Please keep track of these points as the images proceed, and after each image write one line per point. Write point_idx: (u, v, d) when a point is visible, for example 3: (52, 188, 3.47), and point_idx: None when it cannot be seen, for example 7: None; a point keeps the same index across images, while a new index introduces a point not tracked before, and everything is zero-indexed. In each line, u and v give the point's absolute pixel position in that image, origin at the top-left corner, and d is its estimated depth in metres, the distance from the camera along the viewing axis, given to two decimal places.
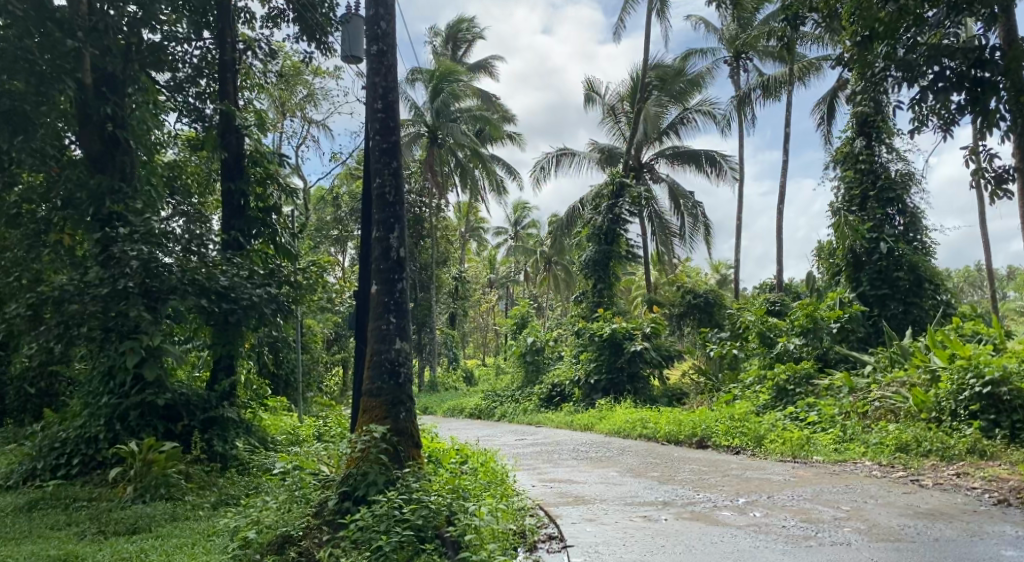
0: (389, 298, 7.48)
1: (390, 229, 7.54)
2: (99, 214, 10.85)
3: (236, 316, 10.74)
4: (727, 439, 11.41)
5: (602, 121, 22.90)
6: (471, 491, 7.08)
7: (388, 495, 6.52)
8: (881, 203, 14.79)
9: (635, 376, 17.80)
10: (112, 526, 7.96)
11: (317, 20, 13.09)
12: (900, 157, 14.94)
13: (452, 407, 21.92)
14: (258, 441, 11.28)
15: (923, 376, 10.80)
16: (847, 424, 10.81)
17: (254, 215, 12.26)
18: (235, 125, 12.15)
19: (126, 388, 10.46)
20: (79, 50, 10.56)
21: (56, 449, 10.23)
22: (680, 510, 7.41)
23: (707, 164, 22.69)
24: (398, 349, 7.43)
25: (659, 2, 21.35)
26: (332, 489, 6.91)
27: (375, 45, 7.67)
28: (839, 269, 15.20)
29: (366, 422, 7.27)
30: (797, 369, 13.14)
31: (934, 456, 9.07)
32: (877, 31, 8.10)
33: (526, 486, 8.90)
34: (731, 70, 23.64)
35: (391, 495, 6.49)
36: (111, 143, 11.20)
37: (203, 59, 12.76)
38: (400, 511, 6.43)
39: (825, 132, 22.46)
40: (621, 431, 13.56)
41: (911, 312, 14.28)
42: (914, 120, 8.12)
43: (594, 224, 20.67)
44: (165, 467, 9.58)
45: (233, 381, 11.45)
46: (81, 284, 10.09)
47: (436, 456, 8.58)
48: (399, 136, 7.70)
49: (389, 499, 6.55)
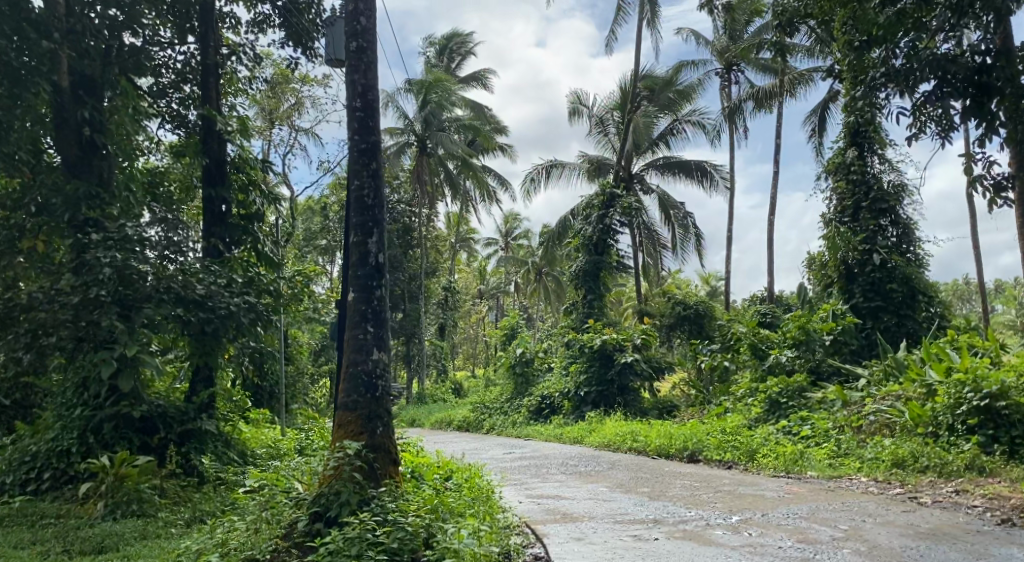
0: (367, 306, 7.19)
1: (369, 234, 7.26)
2: (75, 219, 10.44)
3: (213, 326, 10.43)
4: (719, 453, 11.17)
5: (591, 132, 22.62)
6: (452, 510, 6.78)
7: (361, 517, 6.23)
8: (873, 213, 14.54)
9: (625, 389, 17.54)
10: (78, 546, 7.63)
11: (303, 26, 12.83)
12: (893, 168, 14.75)
13: (441, 419, 21.61)
14: (237, 455, 10.95)
15: (919, 390, 10.55)
16: (841, 438, 10.59)
17: (236, 222, 11.95)
18: (216, 130, 11.84)
19: (100, 399, 10.13)
20: (55, 51, 10.24)
21: (26, 462, 9.87)
22: (671, 528, 7.13)
23: (698, 174, 22.50)
24: (376, 359, 7.15)
25: (649, 13, 21.21)
26: (303, 509, 6.60)
27: (354, 41, 7.41)
28: (831, 281, 14.99)
29: (341, 437, 6.98)
30: (790, 382, 12.91)
31: (932, 473, 8.81)
32: (875, 36, 7.88)
33: (512, 502, 8.61)
34: (723, 82, 23.42)
35: (364, 517, 6.20)
36: (88, 148, 10.90)
37: (187, 64, 12.46)
38: (373, 533, 6.13)
39: (816, 144, 22.30)
40: (611, 445, 13.28)
41: (905, 325, 14.09)
42: (913, 127, 7.77)
43: (583, 234, 20.45)
44: (138, 481, 9.28)
45: (213, 393, 11.14)
46: (51, 291, 9.82)
47: (419, 472, 8.28)
48: (379, 137, 7.43)
49: (362, 521, 6.24)
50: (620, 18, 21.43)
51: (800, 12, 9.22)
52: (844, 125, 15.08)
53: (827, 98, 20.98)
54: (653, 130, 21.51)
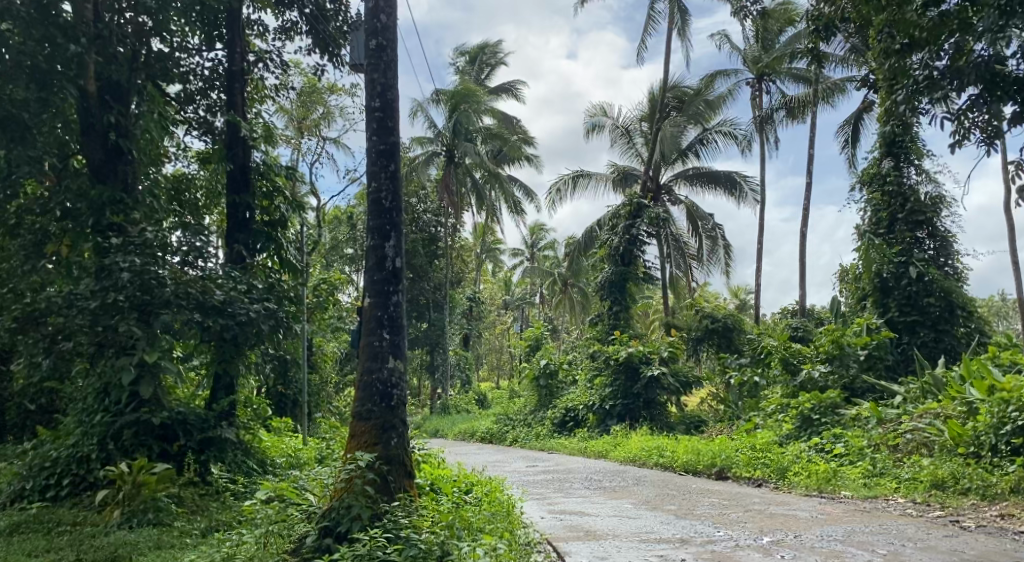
0: (383, 312, 7.00)
1: (386, 237, 7.07)
2: (98, 224, 10.38)
3: (232, 333, 10.28)
4: (748, 470, 10.86)
5: (620, 142, 22.32)
6: (467, 526, 6.56)
7: (372, 533, 6.04)
8: (909, 226, 14.19)
9: (651, 403, 17.22)
10: (91, 554, 7.50)
11: (330, 33, 12.72)
12: (930, 179, 14.33)
13: (465, 430, 21.42)
14: (258, 464, 10.78)
15: (959, 408, 10.15)
16: (877, 457, 10.21)
17: (259, 228, 11.81)
18: (241, 137, 11.72)
19: (120, 405, 10.04)
20: (82, 56, 10.17)
21: (46, 468, 9.78)
22: (699, 549, 6.83)
23: (728, 185, 22.13)
24: (391, 368, 6.95)
25: (680, 23, 20.95)
26: (314, 523, 6.42)
27: (373, 39, 7.25)
28: (865, 294, 14.56)
29: (354, 448, 6.79)
30: (822, 398, 12.51)
31: (974, 495, 8.41)
32: (916, 38, 7.60)
33: (533, 517, 8.38)
34: (754, 92, 23.09)
35: (375, 534, 6.00)
36: (113, 153, 10.79)
37: (214, 71, 12.32)
38: (385, 551, 5.93)
39: (849, 155, 21.88)
40: (637, 460, 12.99)
41: (942, 341, 13.67)
42: (957, 133, 7.26)
43: (610, 245, 20.23)
44: (156, 489, 9.11)
45: (233, 400, 11.01)
46: (70, 295, 9.75)
47: (438, 485, 8.09)
48: (398, 137, 7.28)
49: (372, 538, 6.05)
50: (649, 28, 21.22)
51: (838, 15, 8.87)
52: (880, 135, 14.67)
53: (861, 109, 20.59)
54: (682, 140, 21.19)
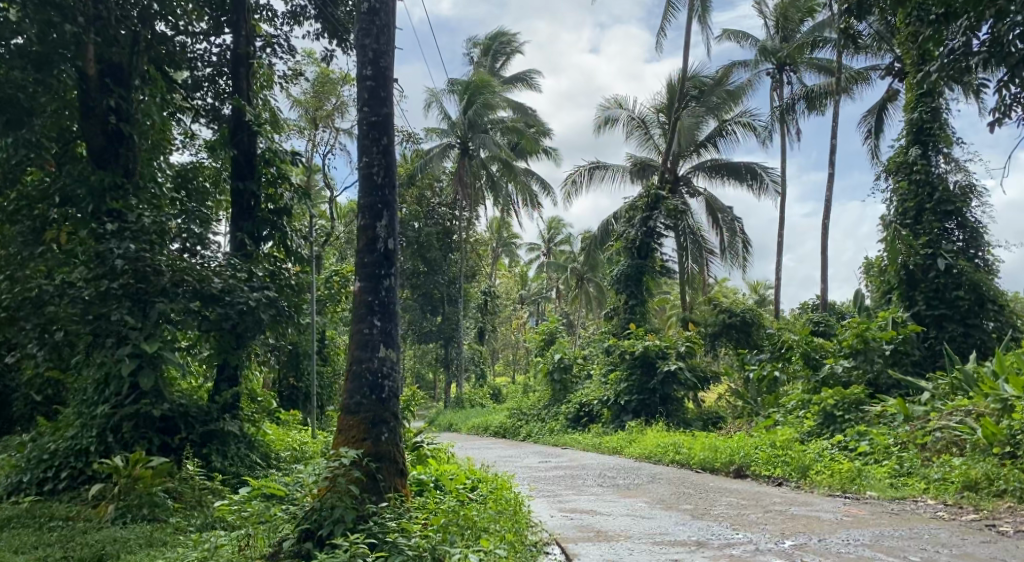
0: (374, 298, 6.64)
1: (377, 216, 6.72)
2: (99, 211, 9.97)
3: (232, 323, 9.93)
4: (768, 468, 10.42)
5: (635, 134, 21.83)
6: (461, 528, 6.20)
7: (352, 540, 5.68)
8: (938, 216, 13.59)
9: (668, 398, 16.78)
10: (77, 552, 7.18)
11: (338, 17, 12.33)
12: (959, 167, 13.78)
13: (478, 426, 21.03)
14: (261, 457, 10.47)
15: (992, 405, 9.62)
16: (904, 456, 9.76)
17: (264, 216, 11.41)
18: (246, 122, 11.32)
19: (121, 397, 9.69)
20: (79, 36, 9.71)
21: (44, 460, 9.42)
22: (716, 553, 6.40)
23: (748, 177, 21.61)
24: (382, 358, 6.59)
25: (699, 10, 20.40)
26: (294, 526, 6.07)
27: (366, 2, 6.89)
28: (890, 288, 14.07)
29: (341, 443, 6.44)
30: (845, 394, 11.98)
31: (1010, 497, 7.95)
32: (955, 7, 7.01)
33: (543, 516, 7.98)
34: (774, 82, 22.48)
35: (356, 540, 5.64)
36: (114, 138, 10.37)
37: (222, 56, 11.97)
38: (367, 557, 5.59)
39: (873, 146, 21.29)
40: (652, 457, 12.57)
41: (971, 336, 13.18)
42: (1000, 109, 6.80)
43: (626, 237, 19.77)
44: (151, 483, 8.76)
45: (237, 392, 10.68)
46: (62, 284, 9.41)
47: (442, 482, 7.74)
48: (392, 108, 6.91)
49: (354, 544, 5.71)
50: (668, 16, 20.73)
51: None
52: (907, 122, 14.06)
53: (885, 98, 20.01)
54: (700, 131, 20.67)
